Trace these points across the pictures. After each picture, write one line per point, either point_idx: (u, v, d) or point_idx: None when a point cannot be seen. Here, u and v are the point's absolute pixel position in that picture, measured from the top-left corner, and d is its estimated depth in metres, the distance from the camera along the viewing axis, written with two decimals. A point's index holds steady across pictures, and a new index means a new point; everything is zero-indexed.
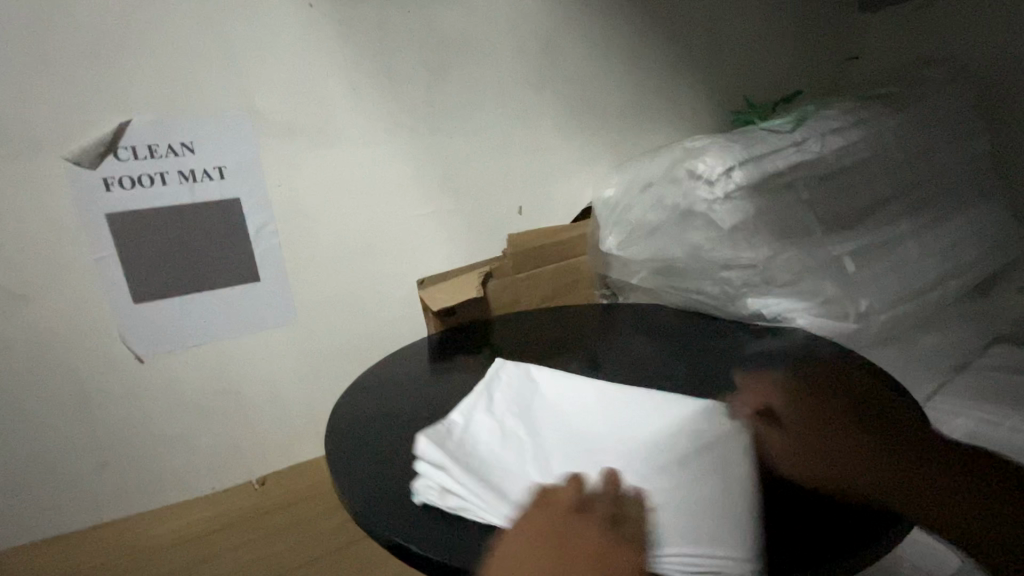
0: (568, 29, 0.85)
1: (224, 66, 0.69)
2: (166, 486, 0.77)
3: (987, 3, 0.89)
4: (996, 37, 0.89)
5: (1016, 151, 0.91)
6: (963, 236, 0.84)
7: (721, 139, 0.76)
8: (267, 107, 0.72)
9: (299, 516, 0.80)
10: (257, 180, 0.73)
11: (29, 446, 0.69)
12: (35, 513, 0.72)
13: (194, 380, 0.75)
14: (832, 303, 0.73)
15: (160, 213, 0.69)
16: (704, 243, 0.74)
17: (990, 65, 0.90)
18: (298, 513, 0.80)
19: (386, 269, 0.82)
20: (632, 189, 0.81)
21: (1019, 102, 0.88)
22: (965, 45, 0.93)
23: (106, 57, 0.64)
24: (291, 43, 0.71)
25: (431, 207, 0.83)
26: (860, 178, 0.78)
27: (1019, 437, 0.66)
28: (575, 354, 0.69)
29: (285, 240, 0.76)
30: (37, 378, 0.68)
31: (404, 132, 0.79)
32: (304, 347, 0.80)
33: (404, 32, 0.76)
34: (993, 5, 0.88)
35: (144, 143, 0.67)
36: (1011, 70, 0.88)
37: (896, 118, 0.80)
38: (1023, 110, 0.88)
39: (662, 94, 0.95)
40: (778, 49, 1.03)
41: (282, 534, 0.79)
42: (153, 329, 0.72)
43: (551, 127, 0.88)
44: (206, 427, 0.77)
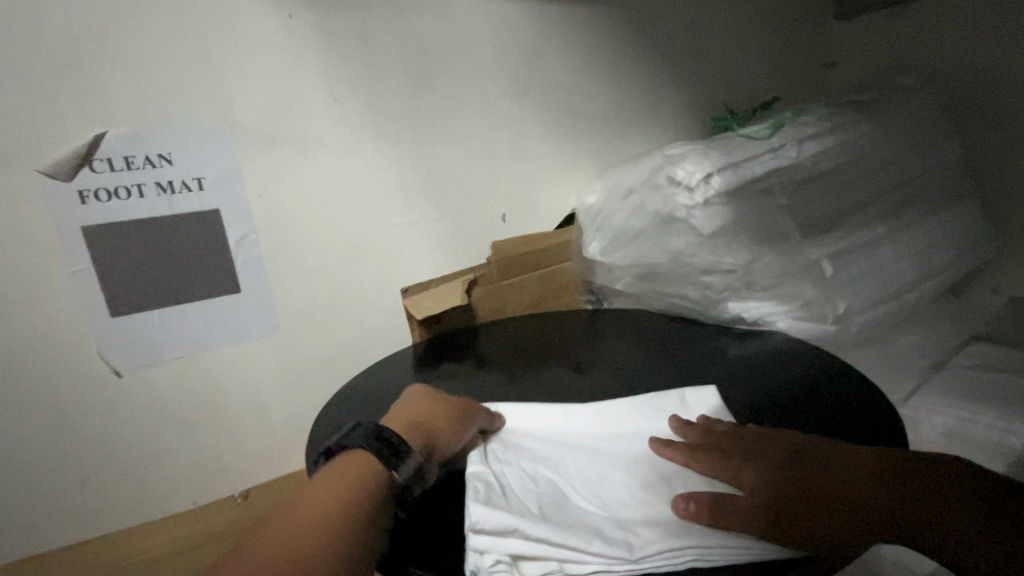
0: (548, 37, 0.86)
1: (201, 76, 0.68)
2: (149, 502, 0.76)
3: (957, 10, 0.91)
4: (966, 43, 0.91)
5: (987, 154, 0.93)
6: (937, 239, 0.86)
7: (700, 146, 0.77)
8: (247, 117, 0.71)
9: None
10: (237, 191, 0.72)
11: (4, 464, 0.68)
12: (11, 533, 0.70)
13: (175, 393, 0.74)
14: (811, 306, 0.74)
15: (137, 225, 0.68)
16: (684, 249, 0.74)
17: (961, 71, 0.92)
18: None
19: (370, 278, 0.82)
20: (614, 196, 0.82)
21: (990, 106, 0.90)
22: (937, 51, 0.95)
23: (79, 69, 0.63)
24: (270, 52, 0.71)
25: (414, 216, 0.82)
26: (836, 183, 0.79)
27: (993, 435, 0.68)
28: (559, 361, 0.69)
29: (267, 250, 0.75)
30: (11, 395, 0.67)
31: (386, 140, 0.79)
32: (287, 358, 0.79)
33: (385, 42, 0.75)
34: (962, 13, 0.90)
35: (120, 155, 0.66)
36: (981, 75, 0.90)
37: (871, 124, 0.82)
38: (992, 115, 0.90)
39: (643, 101, 0.96)
40: (757, 56, 1.05)
41: None
42: (132, 343, 0.71)
43: (533, 134, 0.88)
44: (188, 441, 0.76)
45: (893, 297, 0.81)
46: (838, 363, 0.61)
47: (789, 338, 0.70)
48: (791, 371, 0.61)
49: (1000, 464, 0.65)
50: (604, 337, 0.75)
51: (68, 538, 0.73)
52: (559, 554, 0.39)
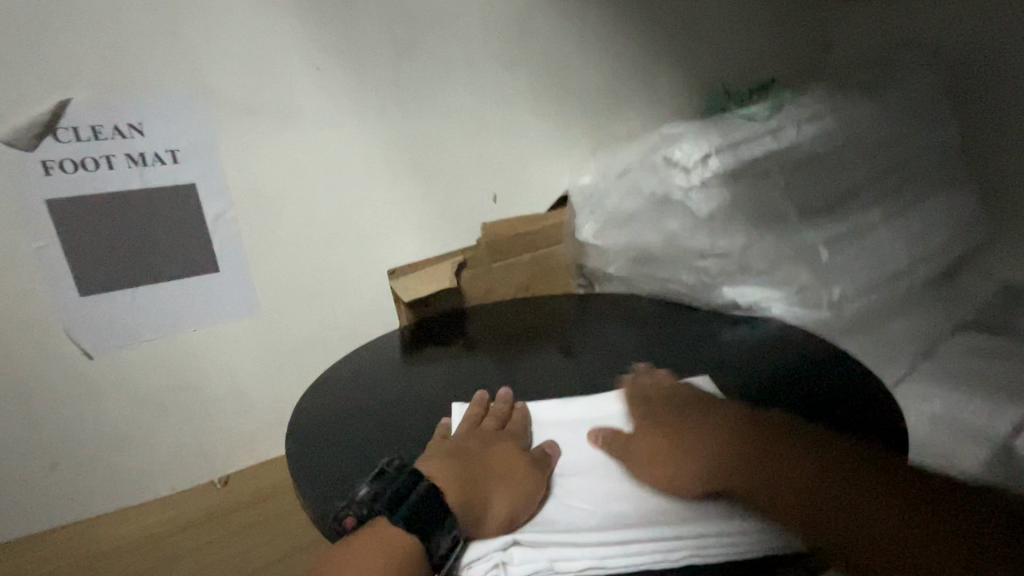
0: (542, 9, 0.82)
1: (172, 39, 0.64)
2: (124, 486, 0.73)
3: None
4: (969, 25, 0.89)
5: (983, 140, 0.92)
6: (931, 225, 0.85)
7: (698, 126, 0.75)
8: (224, 86, 0.67)
9: (268, 512, 0.75)
10: (214, 164, 0.69)
11: None
12: None
13: (150, 375, 0.71)
14: (806, 291, 0.73)
15: (107, 199, 0.65)
16: (680, 231, 0.73)
17: (961, 54, 0.91)
18: (268, 509, 0.75)
19: (355, 258, 0.79)
20: (608, 176, 0.79)
21: (989, 91, 0.89)
22: (938, 33, 0.93)
23: (39, 28, 0.59)
24: (249, 17, 0.67)
25: (401, 194, 0.80)
26: (834, 166, 0.77)
27: (982, 422, 0.67)
28: (549, 345, 0.68)
29: (246, 228, 0.72)
30: None
31: (372, 114, 0.75)
32: (268, 340, 0.77)
33: (370, 10, 0.72)
34: None
35: (86, 124, 0.62)
36: (981, 58, 0.88)
37: (871, 106, 0.80)
38: (991, 99, 0.89)
39: (639, 79, 0.93)
40: (754, 36, 1.02)
41: (250, 531, 0.73)
42: (103, 323, 0.67)
43: (525, 111, 0.85)
44: (164, 425, 0.73)
45: (886, 282, 0.80)
46: (832, 348, 0.60)
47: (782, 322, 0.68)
48: (783, 355, 0.60)
49: (986, 451, 0.64)
50: (595, 321, 0.73)
51: (39, 522, 0.71)
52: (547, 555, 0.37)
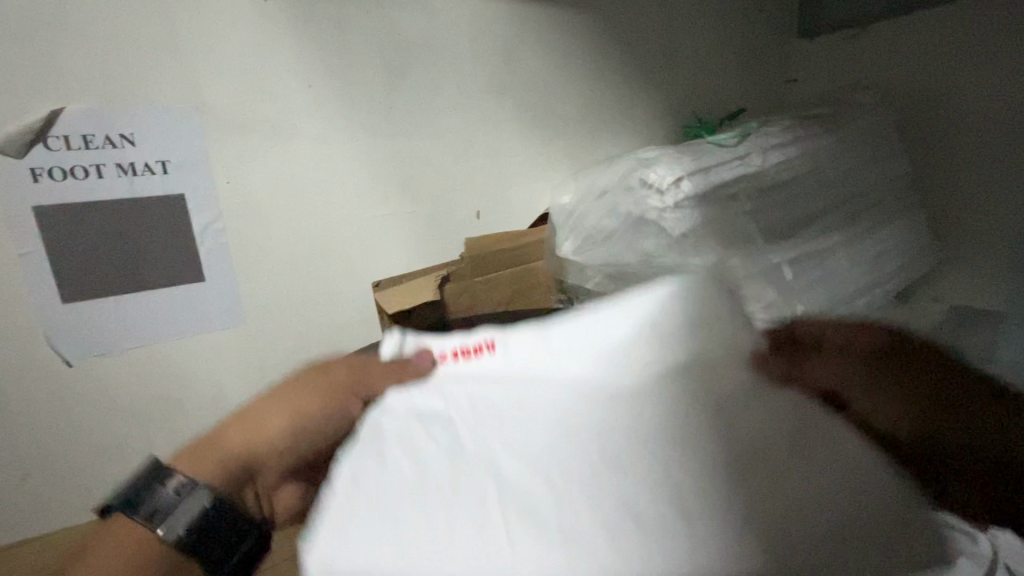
0: (527, 37, 0.87)
1: (168, 54, 0.66)
2: (96, 498, 0.72)
3: (907, 35, 0.97)
4: (919, 66, 0.97)
5: (932, 171, 0.99)
6: (886, 248, 0.91)
7: (671, 150, 0.80)
8: (216, 100, 0.69)
9: None
10: (204, 176, 0.70)
11: None
12: None
13: (130, 384, 0.71)
14: (773, 308, 0.77)
15: (95, 208, 0.65)
16: (654, 249, 0.76)
17: (911, 92, 0.98)
18: None
19: (340, 271, 0.80)
20: (587, 197, 0.84)
21: (936, 126, 0.96)
22: (891, 72, 1.01)
23: (36, 39, 0.60)
24: (244, 35, 0.69)
25: (387, 209, 0.82)
26: (797, 191, 0.83)
27: None
28: None
29: (233, 239, 0.73)
30: None
31: (361, 131, 0.78)
32: (252, 351, 0.77)
33: (362, 33, 0.75)
34: (913, 37, 0.96)
35: (78, 133, 0.63)
36: (929, 97, 0.96)
37: (830, 137, 0.86)
38: (938, 134, 0.96)
39: (617, 105, 0.98)
40: (725, 69, 1.09)
41: None
42: (84, 331, 0.67)
43: (509, 132, 0.89)
44: (142, 435, 0.73)
45: (846, 303, 0.85)
46: None
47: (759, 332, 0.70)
48: None
49: None
50: None
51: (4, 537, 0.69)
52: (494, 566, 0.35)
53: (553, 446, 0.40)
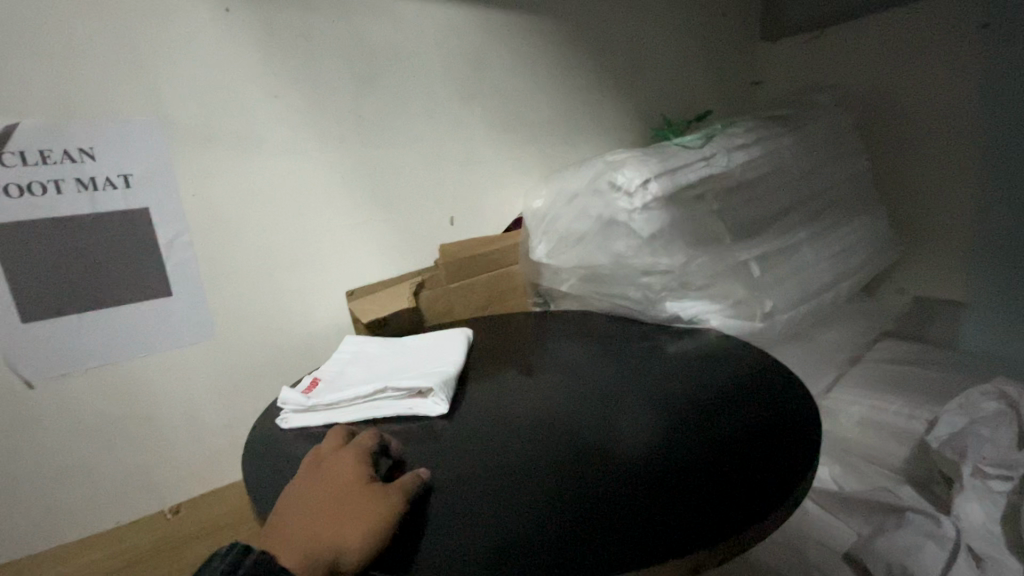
0: (495, 44, 0.88)
1: (127, 67, 0.65)
2: (66, 521, 0.70)
3: (863, 37, 1.00)
4: (876, 66, 1.00)
5: (891, 167, 1.02)
6: (850, 243, 0.94)
7: (638, 153, 0.81)
8: (179, 112, 0.68)
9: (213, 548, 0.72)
10: (168, 190, 0.69)
11: None
12: None
13: (96, 403, 0.69)
14: (742, 305, 0.79)
15: (55, 224, 0.64)
16: (626, 251, 0.77)
17: (869, 92, 1.02)
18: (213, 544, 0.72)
19: (313, 281, 0.80)
20: (559, 201, 0.84)
21: (894, 124, 1.00)
22: (849, 72, 1.04)
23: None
24: (207, 47, 0.68)
25: (359, 218, 0.81)
26: (762, 190, 0.85)
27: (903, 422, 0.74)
28: (508, 361, 0.70)
29: (201, 252, 0.72)
30: None
31: (330, 141, 0.77)
32: (223, 364, 0.76)
33: (328, 43, 0.75)
34: (869, 38, 1.00)
35: (34, 148, 0.62)
36: (886, 96, 1.00)
37: (793, 137, 0.88)
38: (896, 131, 1.00)
39: (587, 109, 0.99)
40: (691, 71, 1.11)
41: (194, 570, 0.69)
42: (47, 351, 0.66)
43: (480, 138, 0.89)
44: (110, 455, 0.71)
45: (813, 297, 0.88)
46: (765, 358, 0.65)
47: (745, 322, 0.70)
48: (724, 368, 0.64)
49: (906, 448, 0.69)
50: (550, 338, 0.76)
51: None
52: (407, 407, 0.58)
53: (421, 342, 0.70)
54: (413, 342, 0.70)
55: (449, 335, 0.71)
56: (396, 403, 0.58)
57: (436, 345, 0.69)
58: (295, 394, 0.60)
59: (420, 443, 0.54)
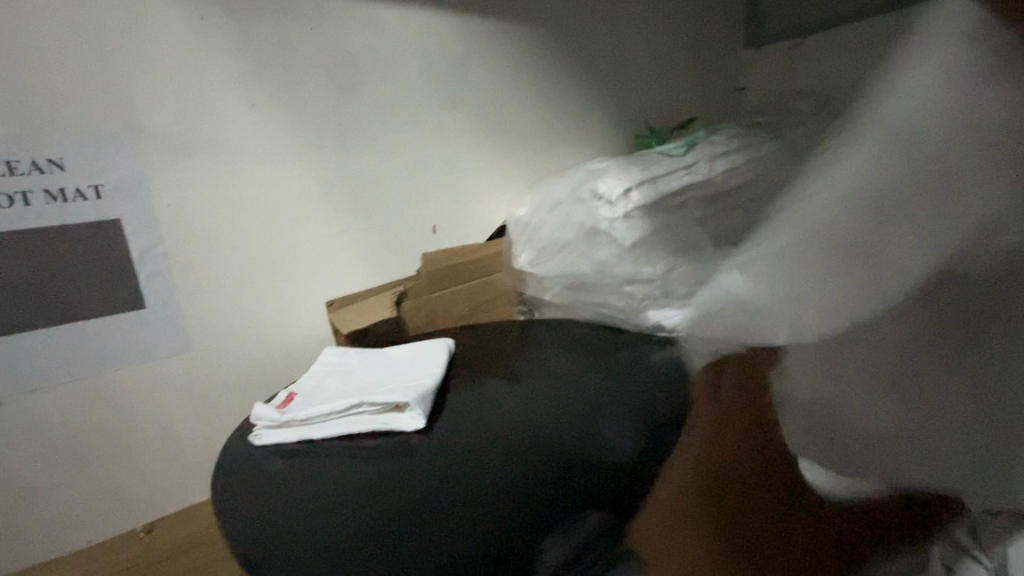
0: (478, 52, 0.87)
1: (99, 75, 0.63)
2: (37, 541, 0.68)
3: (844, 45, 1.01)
4: (857, 74, 1.01)
5: None
6: None
7: (620, 161, 0.82)
8: (153, 122, 0.67)
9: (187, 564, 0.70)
10: (141, 200, 0.68)
11: None
12: None
13: (67, 419, 0.67)
14: None
15: (23, 235, 0.62)
16: (609, 260, 0.76)
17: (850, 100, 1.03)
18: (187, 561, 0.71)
19: (292, 292, 0.79)
20: (541, 209, 0.84)
21: None
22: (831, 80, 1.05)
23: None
24: (182, 56, 0.67)
25: (339, 227, 0.80)
26: (744, 198, 0.85)
27: None
28: (489, 372, 0.69)
29: (176, 263, 0.70)
30: None
31: (310, 150, 0.76)
32: (199, 377, 0.74)
33: (308, 52, 0.74)
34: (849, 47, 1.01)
35: (1, 159, 0.60)
36: None
37: (774, 145, 0.89)
38: None
39: (571, 117, 0.99)
40: (675, 79, 1.11)
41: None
42: (15, 366, 0.64)
43: (463, 146, 0.89)
44: (83, 472, 0.69)
45: None
46: None
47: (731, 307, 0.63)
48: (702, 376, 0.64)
49: None
50: (533, 347, 0.76)
51: None
52: (384, 420, 0.56)
53: (402, 353, 0.69)
54: (393, 352, 0.70)
55: (430, 345, 0.71)
56: (372, 417, 0.56)
57: (416, 357, 0.68)
58: (270, 409, 0.58)
59: (394, 458, 0.53)
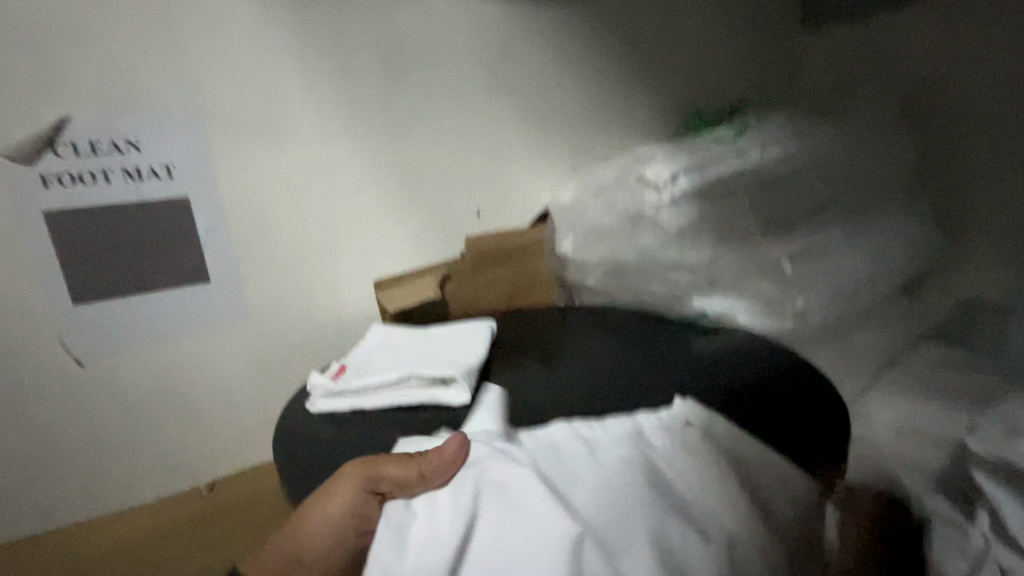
0: (530, 38, 0.88)
1: (160, 56, 0.67)
2: (112, 493, 0.74)
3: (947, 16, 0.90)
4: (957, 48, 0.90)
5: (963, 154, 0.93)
6: (892, 241, 0.91)
7: (666, 148, 0.80)
8: (219, 106, 0.70)
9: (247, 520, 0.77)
10: (208, 181, 0.72)
11: None
12: None
13: (141, 382, 0.73)
14: (773, 303, 0.77)
15: (107, 211, 0.68)
16: (653, 247, 0.76)
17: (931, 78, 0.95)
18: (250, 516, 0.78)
19: (338, 270, 0.81)
20: (586, 194, 0.84)
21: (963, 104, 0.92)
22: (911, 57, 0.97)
23: (31, 43, 0.61)
24: (243, 42, 0.70)
25: (389, 211, 0.83)
26: (798, 185, 0.82)
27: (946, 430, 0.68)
28: (526, 350, 0.71)
29: (238, 241, 0.75)
30: None
31: (363, 135, 0.79)
32: (254, 347, 0.78)
33: (358, 32, 0.76)
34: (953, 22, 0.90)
35: (85, 140, 0.65)
36: (954, 74, 0.92)
37: (833, 131, 0.86)
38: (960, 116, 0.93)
39: (616, 101, 0.98)
40: (724, 60, 1.08)
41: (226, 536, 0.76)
42: (97, 331, 0.70)
43: (511, 129, 0.90)
44: (153, 434, 0.75)
45: (846, 288, 0.83)
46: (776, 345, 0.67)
47: (698, 431, 0.46)
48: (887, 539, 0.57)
49: (943, 456, 0.66)
50: (572, 333, 0.76)
51: (24, 529, 0.71)
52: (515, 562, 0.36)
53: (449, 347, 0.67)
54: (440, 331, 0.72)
55: (479, 324, 0.72)
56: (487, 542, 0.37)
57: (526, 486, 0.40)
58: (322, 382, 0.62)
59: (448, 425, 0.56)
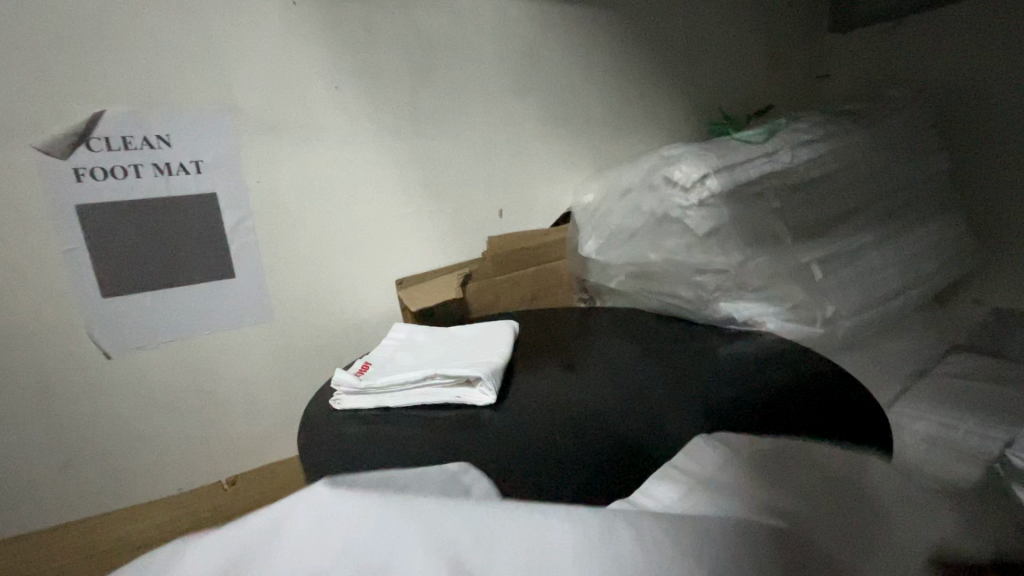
0: (556, 39, 0.87)
1: (192, 51, 0.67)
2: (134, 486, 0.75)
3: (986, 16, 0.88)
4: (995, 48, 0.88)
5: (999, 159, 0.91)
6: (924, 248, 0.88)
7: (695, 148, 0.78)
8: (248, 102, 0.71)
9: None
10: (235, 177, 0.72)
11: (12, 439, 0.68)
12: (15, 506, 0.70)
13: (165, 376, 0.73)
14: (802, 308, 0.75)
15: (136, 206, 0.68)
16: (679, 249, 0.74)
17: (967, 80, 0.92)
18: None
19: (360, 268, 0.81)
20: (610, 195, 0.83)
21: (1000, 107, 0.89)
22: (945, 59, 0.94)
23: (68, 39, 0.62)
24: (273, 39, 0.71)
25: (411, 209, 0.83)
26: (828, 189, 0.80)
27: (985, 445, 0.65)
28: (549, 352, 0.70)
29: (263, 237, 0.75)
30: (10, 370, 0.67)
31: (388, 133, 0.79)
32: (276, 344, 0.79)
33: (386, 31, 0.76)
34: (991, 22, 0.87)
35: (118, 135, 0.66)
36: (990, 77, 0.89)
37: (866, 134, 0.84)
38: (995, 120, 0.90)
39: (642, 103, 0.97)
40: (752, 62, 1.06)
41: None
42: (124, 324, 0.70)
43: (535, 130, 0.89)
44: (176, 428, 0.75)
45: (872, 294, 0.82)
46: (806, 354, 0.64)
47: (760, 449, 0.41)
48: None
49: None
50: (595, 335, 0.75)
51: (50, 518, 0.72)
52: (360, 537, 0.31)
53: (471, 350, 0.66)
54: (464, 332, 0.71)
55: (504, 324, 0.72)
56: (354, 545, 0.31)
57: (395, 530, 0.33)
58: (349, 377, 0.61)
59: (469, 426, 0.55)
